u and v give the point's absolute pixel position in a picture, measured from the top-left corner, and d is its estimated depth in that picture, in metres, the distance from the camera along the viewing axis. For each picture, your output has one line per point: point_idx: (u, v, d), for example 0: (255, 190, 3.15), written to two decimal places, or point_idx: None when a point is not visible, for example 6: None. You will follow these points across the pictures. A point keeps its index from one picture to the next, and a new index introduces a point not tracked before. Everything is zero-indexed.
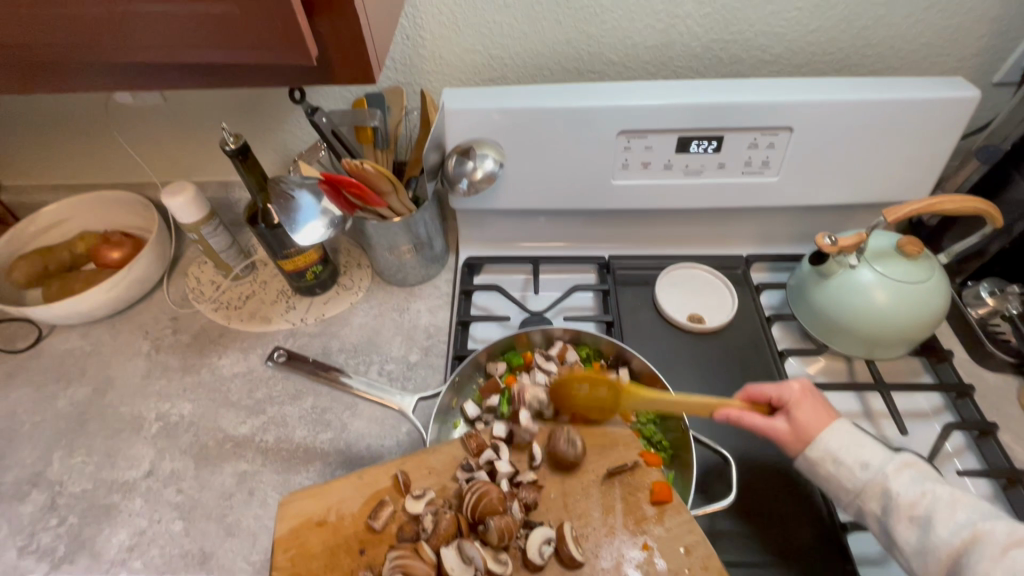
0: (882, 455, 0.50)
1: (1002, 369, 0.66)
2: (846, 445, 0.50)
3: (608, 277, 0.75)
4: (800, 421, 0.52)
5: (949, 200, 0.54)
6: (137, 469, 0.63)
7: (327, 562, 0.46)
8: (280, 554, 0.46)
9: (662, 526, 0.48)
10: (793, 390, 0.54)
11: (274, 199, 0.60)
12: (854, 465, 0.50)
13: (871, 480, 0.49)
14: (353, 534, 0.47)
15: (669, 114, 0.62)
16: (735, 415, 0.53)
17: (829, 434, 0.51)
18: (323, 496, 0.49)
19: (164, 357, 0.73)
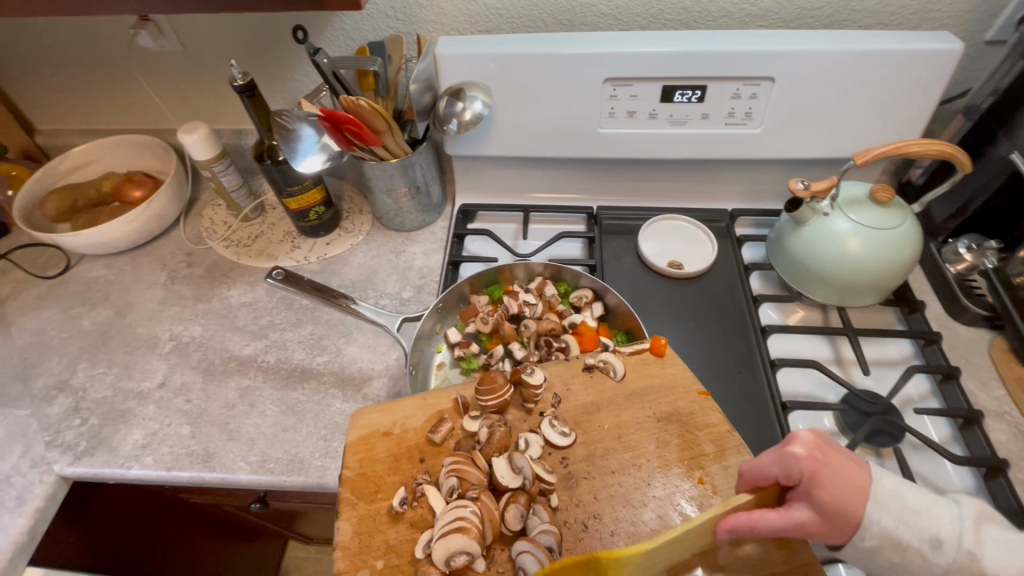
0: (945, 517, 0.38)
1: (976, 323, 0.67)
2: (901, 518, 0.38)
3: (595, 226, 0.78)
4: (827, 502, 0.38)
5: (917, 143, 0.57)
6: (151, 380, 0.69)
7: (393, 466, 0.48)
8: (350, 455, 0.48)
9: (723, 465, 0.47)
10: (804, 462, 0.39)
11: (277, 131, 0.65)
12: (923, 545, 0.38)
13: (954, 562, 0.37)
14: (415, 445, 0.49)
15: (653, 62, 0.64)
16: (749, 525, 0.38)
17: (870, 507, 0.38)
18: (389, 410, 0.51)
19: (179, 286, 0.79)
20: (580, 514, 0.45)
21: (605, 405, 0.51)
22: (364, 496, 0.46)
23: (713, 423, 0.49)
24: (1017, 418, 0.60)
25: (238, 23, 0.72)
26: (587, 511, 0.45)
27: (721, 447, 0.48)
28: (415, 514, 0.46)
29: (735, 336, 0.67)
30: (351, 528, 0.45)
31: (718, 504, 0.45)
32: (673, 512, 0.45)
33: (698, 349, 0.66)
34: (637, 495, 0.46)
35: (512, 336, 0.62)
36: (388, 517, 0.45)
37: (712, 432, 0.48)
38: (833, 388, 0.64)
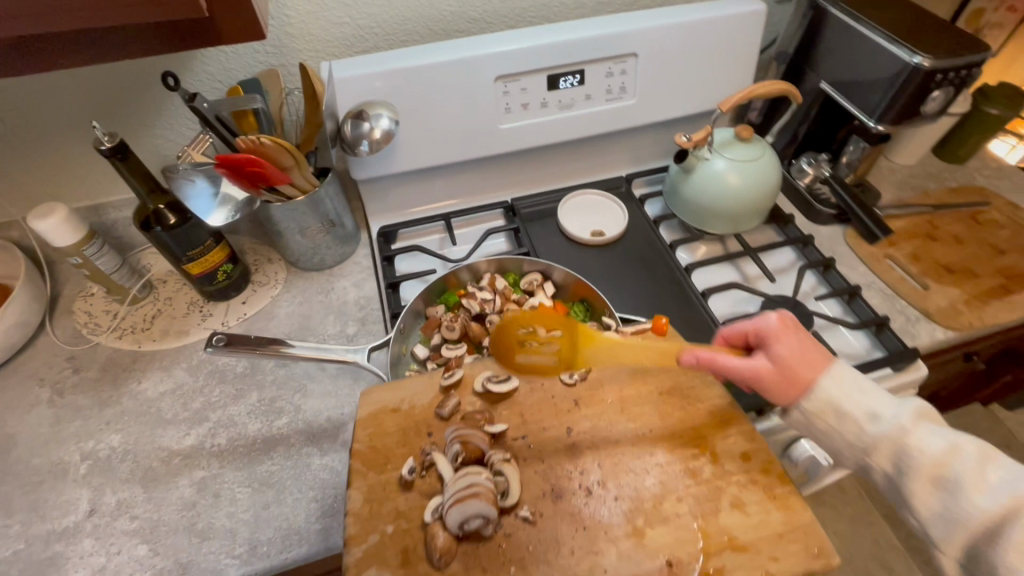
0: (891, 404, 0.47)
1: (830, 221, 0.83)
2: (850, 395, 0.48)
3: (515, 217, 0.82)
4: (783, 359, 0.49)
5: (763, 86, 0.69)
6: (75, 512, 0.58)
7: (402, 439, 0.49)
8: (360, 430, 0.50)
9: (721, 432, 0.50)
10: (772, 322, 0.51)
11: (174, 185, 0.59)
12: (863, 418, 0.47)
13: (883, 435, 0.46)
14: (424, 420, 0.50)
15: (534, 55, 0.69)
16: (713, 357, 0.49)
17: (824, 378, 0.49)
18: (398, 388, 0.52)
19: (72, 398, 0.67)
20: (583, 482, 0.47)
21: (607, 380, 0.54)
22: (374, 467, 0.47)
23: (714, 397, 0.52)
24: (880, 284, 0.76)
25: (78, 84, 0.64)
26: (591, 478, 0.47)
27: (723, 418, 0.51)
28: (426, 477, 0.47)
29: (667, 281, 0.74)
30: (361, 497, 0.46)
31: (718, 469, 0.48)
32: (673, 477, 0.47)
33: (638, 300, 0.72)
34: (640, 464, 0.48)
35: (482, 335, 0.63)
36: (401, 483, 0.46)
37: (709, 404, 0.52)
38: (751, 301, 0.75)
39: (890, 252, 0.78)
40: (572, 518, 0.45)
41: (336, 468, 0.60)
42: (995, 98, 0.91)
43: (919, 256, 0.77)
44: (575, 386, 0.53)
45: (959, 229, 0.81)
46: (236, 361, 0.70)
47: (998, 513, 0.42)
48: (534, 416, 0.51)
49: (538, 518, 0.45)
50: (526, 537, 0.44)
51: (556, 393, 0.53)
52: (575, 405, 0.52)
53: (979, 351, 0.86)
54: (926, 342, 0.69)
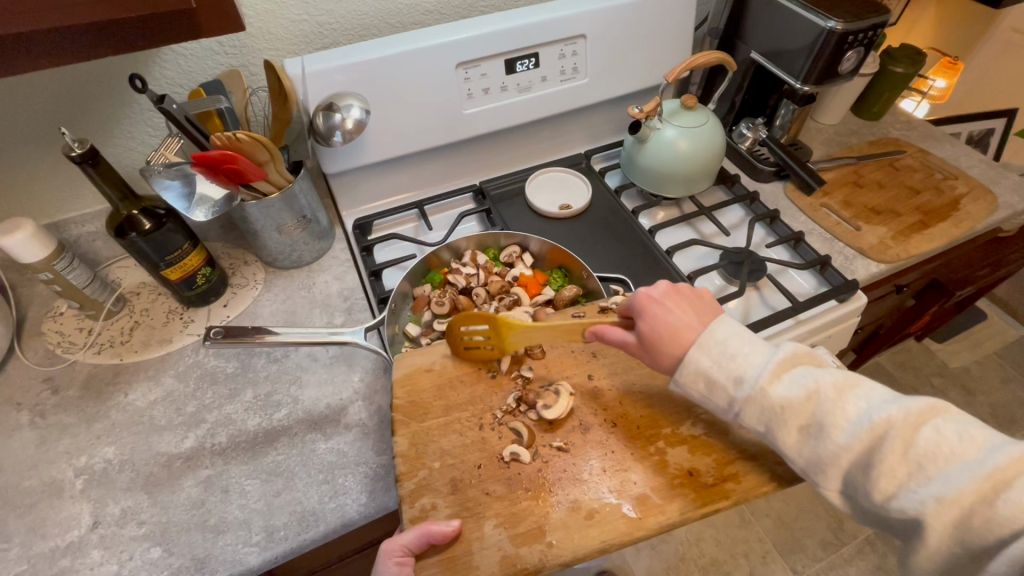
0: (754, 363, 0.48)
1: (770, 178, 0.91)
2: (718, 362, 0.48)
3: (485, 200, 0.86)
4: (649, 323, 0.51)
5: (701, 56, 0.76)
6: (77, 527, 0.57)
7: (437, 394, 0.53)
8: (399, 389, 0.53)
9: None
10: (639, 304, 0.52)
11: (157, 181, 0.58)
12: (728, 382, 0.48)
13: (750, 393, 0.47)
14: (457, 375, 0.55)
15: (491, 41, 0.73)
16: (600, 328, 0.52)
17: (692, 351, 0.49)
18: (430, 351, 0.56)
19: (56, 418, 0.65)
20: (608, 416, 0.52)
21: None
22: (416, 416, 0.52)
23: None
24: (821, 230, 0.84)
25: (35, 100, 0.64)
26: (614, 413, 0.52)
27: None
28: (470, 419, 0.52)
29: (634, 244, 0.79)
30: (408, 440, 0.50)
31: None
32: (685, 408, 0.52)
33: (609, 262, 0.77)
34: (659, 399, 0.53)
35: (470, 306, 0.66)
36: (442, 428, 0.51)
37: None
38: (711, 255, 0.82)
39: (825, 201, 0.87)
40: (600, 445, 0.50)
41: (343, 450, 0.62)
42: (900, 58, 1.01)
43: (850, 202, 0.86)
44: (591, 339, 0.57)
45: (881, 176, 0.91)
46: (225, 362, 0.70)
47: (861, 446, 0.43)
48: (558, 366, 0.56)
49: (573, 447, 0.50)
50: (563, 464, 0.49)
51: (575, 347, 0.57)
52: (592, 355, 0.57)
53: (909, 283, 0.96)
54: (864, 275, 0.78)
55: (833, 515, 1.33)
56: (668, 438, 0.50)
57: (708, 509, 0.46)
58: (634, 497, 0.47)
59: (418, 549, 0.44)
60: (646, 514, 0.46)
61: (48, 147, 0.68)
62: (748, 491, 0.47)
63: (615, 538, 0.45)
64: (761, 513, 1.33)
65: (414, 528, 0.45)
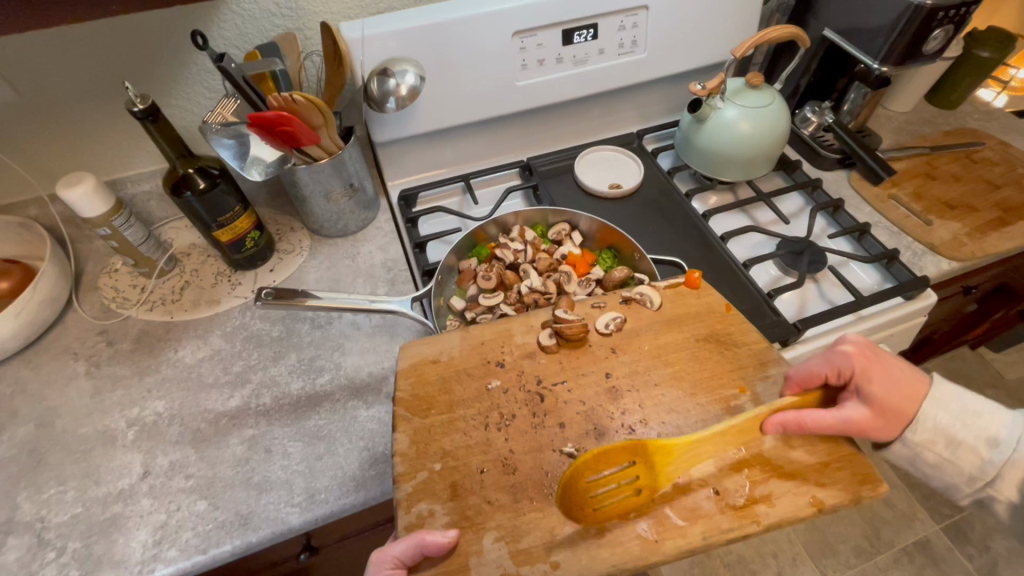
0: (1005, 424, 0.47)
1: (833, 166, 0.86)
2: (962, 420, 0.47)
3: (532, 176, 0.84)
4: (877, 397, 0.45)
5: (774, 30, 0.71)
6: (128, 476, 0.58)
7: (443, 387, 0.50)
8: (403, 380, 0.50)
9: (763, 374, 0.51)
10: (856, 360, 0.46)
11: (218, 138, 0.60)
12: (977, 439, 0.47)
13: (1003, 460, 0.46)
14: (463, 369, 0.51)
15: (550, 9, 0.70)
16: (796, 420, 0.44)
17: (926, 407, 0.46)
18: (435, 342, 0.53)
19: (110, 370, 0.67)
20: (625, 421, 0.48)
21: (643, 330, 0.54)
22: (418, 412, 0.49)
23: (750, 342, 0.53)
24: (887, 223, 0.79)
25: (95, 56, 0.65)
26: (633, 418, 0.48)
27: (762, 361, 0.52)
28: (476, 417, 0.49)
29: (686, 227, 0.76)
30: (408, 438, 0.47)
31: (760, 407, 0.49)
32: (713, 416, 0.48)
33: (656, 244, 0.75)
34: (683, 405, 0.49)
35: (515, 282, 0.66)
36: (445, 426, 0.48)
37: (746, 347, 0.52)
38: (767, 244, 0.78)
39: (894, 193, 0.82)
40: None
41: (384, 419, 0.62)
42: (985, 42, 0.94)
43: (921, 194, 0.81)
44: (611, 335, 0.54)
45: (956, 168, 0.85)
46: (271, 326, 0.71)
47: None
48: (574, 363, 0.52)
49: (584, 454, 0.46)
50: None
51: (593, 342, 0.53)
52: (612, 352, 0.53)
53: (979, 285, 0.91)
54: (934, 273, 0.73)
55: (870, 522, 1.29)
56: None
57: (736, 532, 0.42)
58: (653, 516, 0.43)
59: (411, 561, 0.41)
60: (663, 537, 0.42)
61: (111, 104, 0.70)
62: (782, 517, 0.42)
63: (627, 563, 0.41)
64: None
65: (407, 537, 0.42)
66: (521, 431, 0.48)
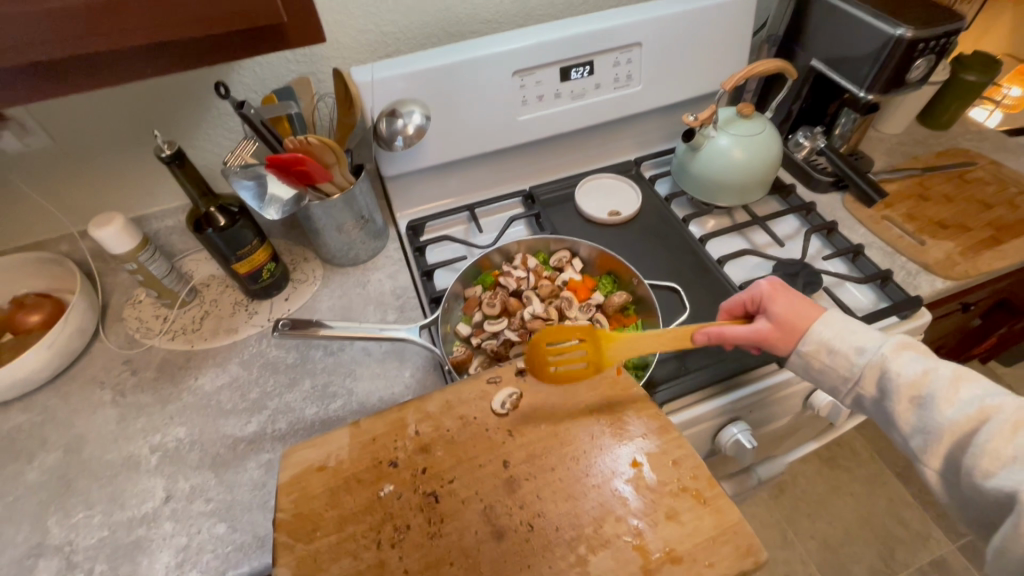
0: (876, 338, 0.52)
1: (827, 188, 0.89)
2: (839, 333, 0.53)
3: (534, 204, 0.87)
4: (780, 317, 0.54)
5: (762, 64, 0.74)
6: (152, 499, 0.61)
7: (330, 500, 0.47)
8: (284, 497, 0.47)
9: (652, 445, 0.50)
10: (766, 287, 0.56)
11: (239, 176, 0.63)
12: (850, 351, 0.53)
13: (870, 364, 0.52)
14: (353, 475, 0.48)
15: (548, 50, 0.75)
16: (723, 332, 0.53)
17: (818, 326, 0.54)
18: (322, 444, 0.50)
19: (134, 398, 0.70)
20: (524, 516, 0.46)
21: (542, 404, 0.52)
22: (302, 535, 0.45)
23: (641, 408, 0.52)
24: (882, 243, 0.81)
25: (125, 104, 0.70)
26: (531, 511, 0.46)
27: (649, 429, 0.51)
28: (368, 535, 0.45)
29: (683, 251, 0.79)
30: (291, 569, 0.44)
31: (649, 481, 0.47)
32: (613, 497, 0.47)
33: (658, 269, 0.77)
34: (576, 488, 0.47)
35: (519, 308, 0.68)
36: (335, 549, 0.45)
37: (639, 413, 0.52)
38: (763, 266, 0.80)
39: (887, 213, 0.84)
40: (517, 556, 0.44)
41: None
42: (972, 66, 0.97)
43: (914, 215, 0.83)
44: (507, 414, 0.52)
45: (948, 188, 0.87)
46: (286, 353, 0.74)
47: (968, 422, 0.46)
48: (468, 453, 0.50)
49: (482, 560, 0.44)
50: None
51: (489, 426, 0.51)
52: (509, 434, 0.51)
53: (978, 301, 0.92)
54: (929, 292, 0.75)
55: (884, 542, 1.27)
56: (592, 541, 0.45)
57: None
58: None
59: None
60: None
61: (138, 147, 0.75)
62: None
63: None
64: (805, 535, 1.29)
65: None
66: (415, 546, 0.45)
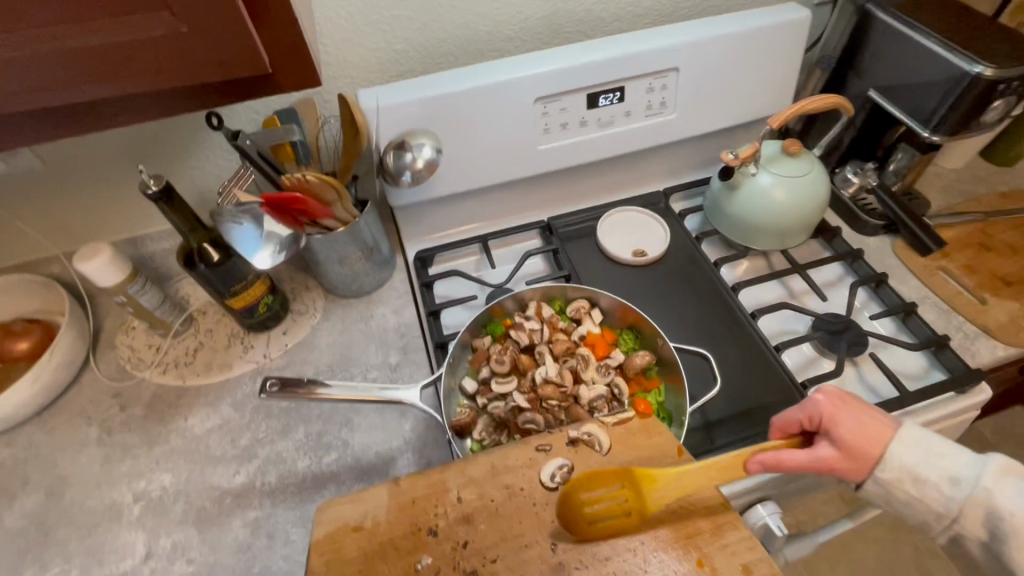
0: (969, 463, 0.46)
1: (876, 233, 0.81)
2: (924, 458, 0.47)
3: (553, 237, 0.81)
4: (846, 441, 0.47)
5: (812, 102, 0.67)
6: (131, 556, 0.58)
7: (364, 568, 0.42)
8: (316, 558, 0.42)
9: (720, 543, 0.42)
10: (822, 403, 0.48)
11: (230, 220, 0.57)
12: (942, 482, 0.46)
13: (969, 497, 0.45)
14: (390, 541, 0.43)
15: (574, 75, 0.68)
16: (777, 459, 0.44)
17: (895, 449, 0.47)
18: (360, 500, 0.45)
19: (120, 437, 0.67)
20: None
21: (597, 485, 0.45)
22: None
23: (706, 497, 0.45)
24: (936, 299, 0.74)
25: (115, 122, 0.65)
26: None
27: (716, 523, 0.43)
28: None
29: (715, 301, 0.72)
30: None
31: None
32: None
33: (686, 321, 0.70)
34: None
35: (531, 366, 0.62)
36: None
37: (704, 505, 0.44)
38: (802, 320, 0.73)
39: (944, 264, 0.76)
40: None
41: None
42: None
43: (974, 268, 0.75)
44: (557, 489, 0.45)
45: (1014, 237, 0.78)
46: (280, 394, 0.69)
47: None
48: (511, 530, 0.44)
49: None
50: None
51: (539, 501, 0.45)
52: (559, 512, 0.44)
53: None
54: (988, 360, 0.67)
55: None
56: None
57: None
58: None
59: None
60: None
61: (132, 168, 0.70)
62: None
63: None
64: None
65: None
66: None
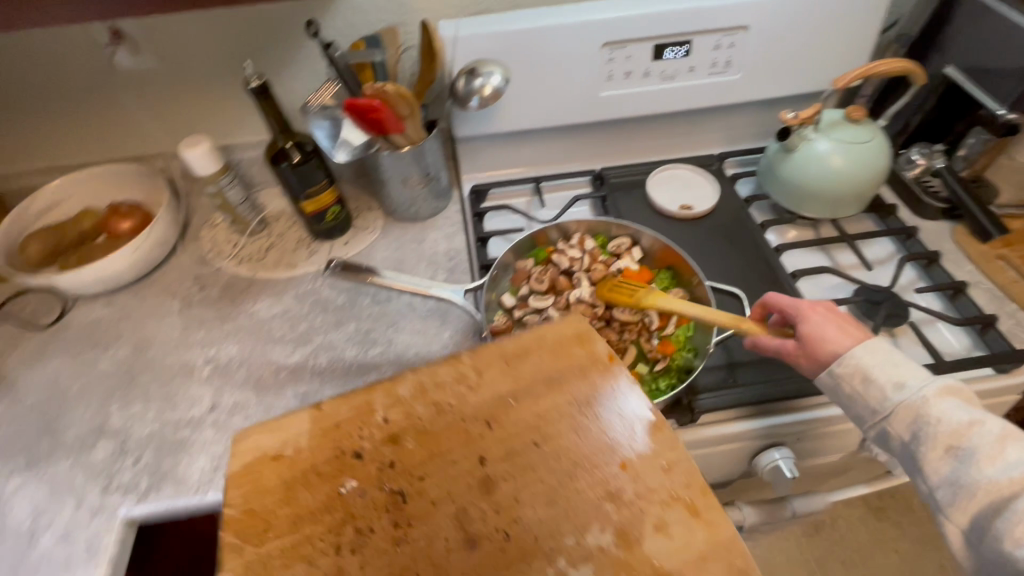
0: (922, 377, 0.48)
1: (939, 216, 0.79)
2: (880, 363, 0.49)
3: (603, 186, 0.84)
4: (808, 334, 0.53)
5: (883, 63, 0.67)
6: (199, 406, 0.66)
7: (283, 496, 0.39)
8: (234, 489, 0.39)
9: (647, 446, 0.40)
10: (801, 304, 0.55)
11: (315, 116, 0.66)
12: (888, 383, 0.48)
13: (906, 401, 0.47)
14: (312, 468, 0.40)
15: (643, 23, 0.70)
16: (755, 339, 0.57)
17: (851, 349, 0.51)
18: (280, 427, 0.42)
19: (198, 310, 0.76)
20: (499, 523, 0.38)
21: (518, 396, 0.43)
22: (251, 537, 0.38)
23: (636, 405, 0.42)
24: (991, 285, 0.72)
25: (226, 32, 0.73)
26: (510, 514, 0.38)
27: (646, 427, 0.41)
28: (324, 538, 0.38)
29: (756, 258, 0.73)
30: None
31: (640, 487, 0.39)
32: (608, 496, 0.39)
33: (722, 273, 0.72)
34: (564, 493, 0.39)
35: (567, 288, 0.67)
36: (286, 555, 0.37)
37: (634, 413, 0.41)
38: (843, 288, 0.73)
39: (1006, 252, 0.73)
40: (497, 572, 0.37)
41: None
42: None
43: None
44: (483, 405, 0.42)
45: None
46: (337, 294, 0.76)
47: (1006, 485, 0.41)
48: (441, 448, 0.41)
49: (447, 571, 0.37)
50: None
51: (459, 417, 0.42)
52: (486, 427, 0.42)
53: None
54: None
55: None
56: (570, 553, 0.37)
57: None
58: None
59: None
60: None
61: (233, 78, 0.79)
62: None
63: None
64: None
65: None
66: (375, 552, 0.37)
